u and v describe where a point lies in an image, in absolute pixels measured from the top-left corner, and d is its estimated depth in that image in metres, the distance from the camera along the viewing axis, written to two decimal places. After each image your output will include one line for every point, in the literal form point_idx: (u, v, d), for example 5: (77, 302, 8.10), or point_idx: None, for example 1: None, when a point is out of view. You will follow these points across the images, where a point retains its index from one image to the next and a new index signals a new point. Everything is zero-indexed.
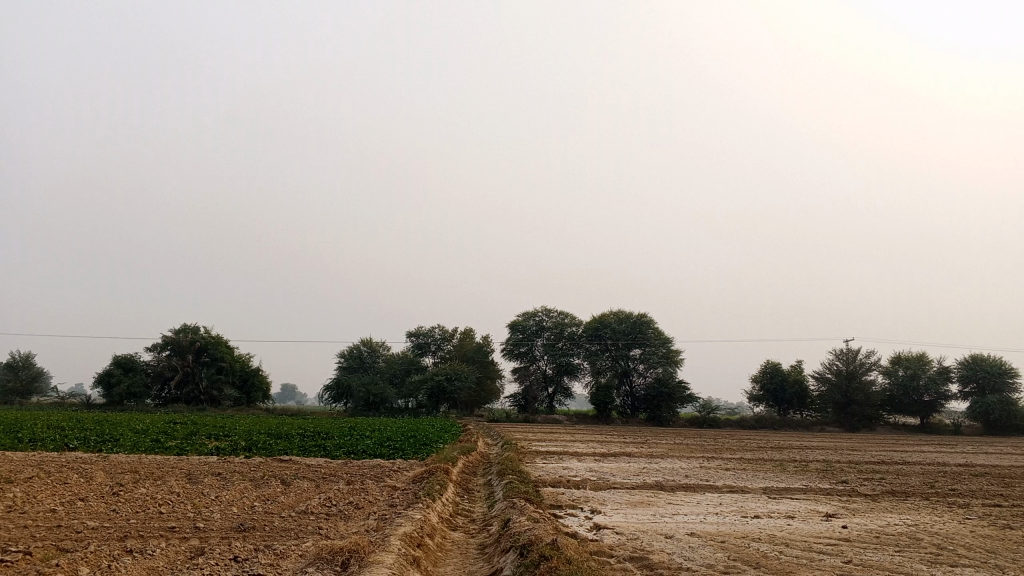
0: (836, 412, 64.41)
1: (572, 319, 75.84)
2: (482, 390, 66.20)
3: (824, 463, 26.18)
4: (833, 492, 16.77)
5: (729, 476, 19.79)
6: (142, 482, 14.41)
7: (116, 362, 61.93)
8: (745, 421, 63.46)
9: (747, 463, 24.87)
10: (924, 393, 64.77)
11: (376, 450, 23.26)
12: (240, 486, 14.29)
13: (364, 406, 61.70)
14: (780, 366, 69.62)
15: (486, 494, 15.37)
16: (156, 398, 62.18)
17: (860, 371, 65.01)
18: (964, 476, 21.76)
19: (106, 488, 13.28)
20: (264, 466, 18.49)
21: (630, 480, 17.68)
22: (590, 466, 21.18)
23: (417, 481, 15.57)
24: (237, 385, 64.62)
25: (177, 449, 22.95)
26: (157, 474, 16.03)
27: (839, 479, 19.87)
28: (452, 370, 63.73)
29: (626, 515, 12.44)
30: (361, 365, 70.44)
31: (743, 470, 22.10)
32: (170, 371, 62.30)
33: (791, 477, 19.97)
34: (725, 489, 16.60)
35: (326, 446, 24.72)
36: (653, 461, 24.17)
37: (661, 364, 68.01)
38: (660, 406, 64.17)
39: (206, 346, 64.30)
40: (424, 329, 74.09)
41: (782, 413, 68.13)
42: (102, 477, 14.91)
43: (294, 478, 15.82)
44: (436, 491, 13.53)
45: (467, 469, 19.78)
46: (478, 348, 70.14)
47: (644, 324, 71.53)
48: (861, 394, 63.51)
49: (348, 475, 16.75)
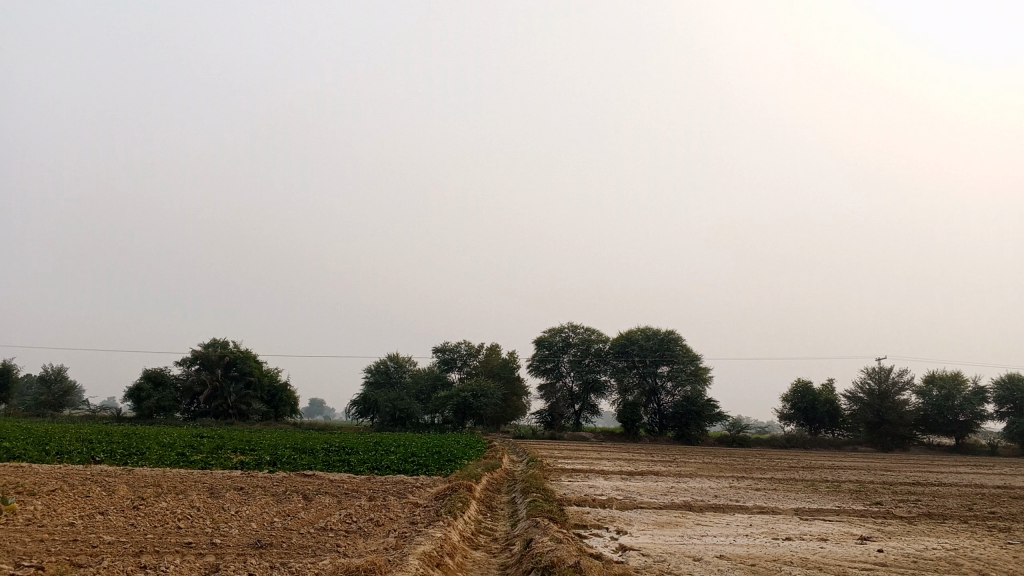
0: (868, 432, 63.20)
1: (599, 336, 75.35)
2: (508, 406, 65.89)
3: (856, 484, 25.57)
4: (868, 514, 16.29)
5: (759, 496, 19.34)
6: (163, 496, 14.34)
7: (146, 376, 62.46)
8: (775, 440, 62.49)
9: (778, 483, 24.35)
10: (959, 413, 63.35)
11: (400, 465, 23.10)
12: (260, 502, 14.16)
13: (390, 421, 61.63)
14: (811, 384, 68.53)
15: (510, 512, 15.10)
16: (185, 412, 62.55)
17: (893, 390, 63.78)
18: (1004, 499, 21.10)
19: (127, 502, 13.22)
20: (286, 481, 18.39)
21: (657, 500, 17.35)
22: (616, 485, 20.82)
23: (439, 498, 15.35)
24: (264, 400, 64.88)
25: (202, 462, 22.97)
26: (180, 488, 15.97)
27: (873, 500, 19.33)
28: (479, 386, 63.51)
29: (652, 536, 12.13)
30: (387, 381, 70.46)
31: (774, 490, 21.62)
32: (200, 386, 62.66)
33: (823, 499, 19.46)
34: (755, 510, 16.20)
35: (350, 462, 24.61)
36: (681, 480, 23.74)
37: (690, 382, 67.25)
38: (689, 424, 63.43)
39: (235, 360, 64.66)
40: (451, 345, 74.04)
41: (813, 432, 67.02)
42: (124, 491, 14.86)
43: (315, 494, 15.67)
44: (458, 509, 13.30)
45: (491, 486, 19.53)
46: (504, 364, 69.86)
47: (672, 341, 70.87)
48: (894, 414, 62.27)
49: (371, 491, 16.57)
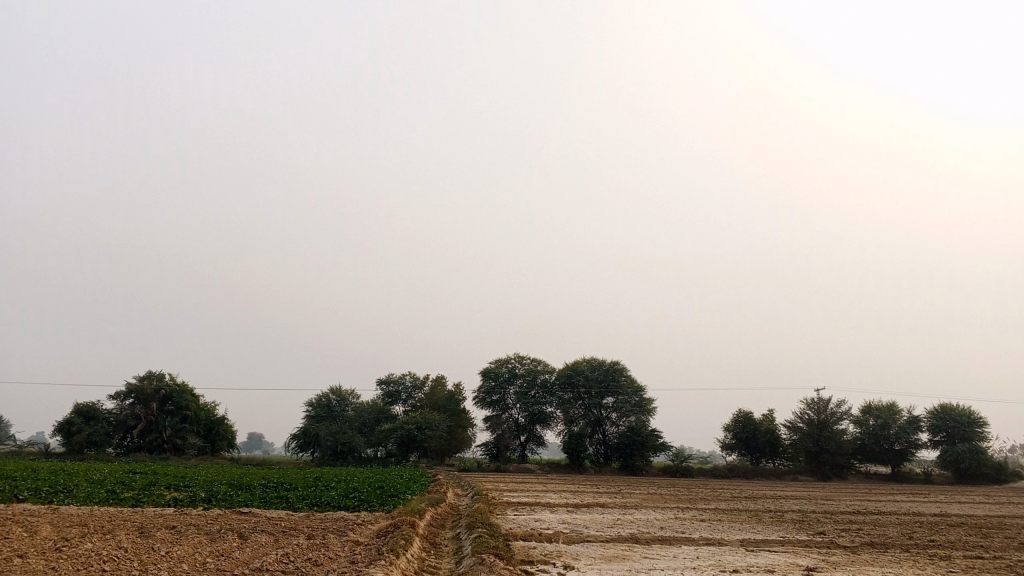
0: (808, 461, 64.14)
1: (545, 367, 75.22)
2: (453, 439, 65.19)
3: (799, 513, 25.76)
4: (811, 545, 16.35)
5: (705, 528, 19.29)
6: (89, 537, 13.65)
7: (77, 410, 60.21)
8: (718, 470, 62.97)
9: (723, 513, 24.38)
10: (895, 441, 64.74)
11: (341, 501, 22.51)
12: (193, 541, 13.57)
13: (332, 455, 60.39)
14: (752, 414, 69.39)
15: (455, 549, 14.75)
16: (117, 447, 60.34)
17: (831, 420, 64.94)
18: (942, 527, 21.43)
19: (50, 543, 12.53)
20: (222, 519, 17.71)
21: (603, 533, 17.18)
22: (563, 517, 20.59)
23: (381, 535, 14.92)
24: (201, 434, 63.05)
25: (133, 500, 22.06)
26: (109, 527, 15.24)
27: (816, 530, 19.43)
28: (423, 419, 62.76)
29: (600, 571, 11.94)
30: (330, 414, 69.18)
31: (719, 521, 21.63)
32: (134, 420, 60.65)
33: (768, 529, 19.49)
34: (701, 542, 16.14)
35: (289, 498, 23.88)
36: (627, 511, 23.62)
37: (634, 413, 67.51)
38: (633, 454, 63.56)
39: (171, 393, 62.79)
40: (395, 377, 73.13)
41: (755, 462, 67.76)
42: (47, 532, 14.10)
43: (252, 533, 15.11)
44: (401, 546, 12.93)
45: (435, 521, 19.14)
46: (449, 396, 69.18)
47: (617, 372, 71.11)
48: (833, 443, 63.36)
49: (310, 528, 16.06)
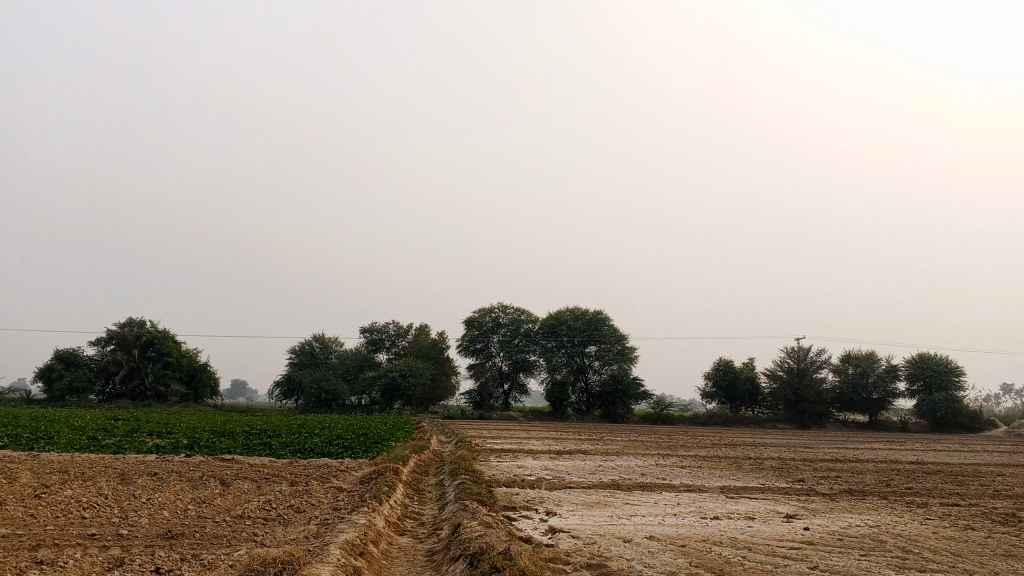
0: (787, 409, 65.05)
1: (528, 316, 75.39)
2: (437, 386, 65.49)
3: (778, 461, 26.10)
4: (791, 491, 16.52)
5: (686, 475, 19.47)
6: (69, 483, 13.52)
7: (58, 356, 59.86)
8: (699, 418, 63.77)
9: (703, 460, 24.65)
10: (872, 390, 65.68)
11: (324, 448, 22.53)
12: (174, 488, 13.48)
13: (316, 403, 60.53)
14: (733, 363, 70.08)
15: (438, 496, 14.76)
16: (100, 393, 60.18)
17: (811, 369, 65.71)
18: (919, 474, 21.77)
19: (29, 490, 12.40)
20: (204, 465, 17.64)
21: (585, 479, 17.26)
22: (545, 464, 20.71)
23: (364, 482, 14.89)
24: (184, 381, 62.99)
25: (115, 446, 21.97)
26: (89, 474, 15.11)
27: (796, 477, 19.70)
28: (406, 366, 62.93)
29: (582, 517, 11.97)
30: (313, 361, 69.22)
31: (699, 467, 21.84)
32: (115, 366, 60.41)
33: (748, 476, 19.71)
34: (682, 489, 16.26)
35: (272, 445, 23.88)
36: (609, 458, 23.82)
37: (617, 361, 67.99)
38: (615, 402, 64.18)
39: (153, 340, 62.46)
40: (379, 325, 73.11)
41: (735, 410, 68.63)
42: (26, 478, 13.95)
43: (233, 479, 15.06)
44: (384, 493, 12.90)
45: (419, 468, 19.21)
46: (433, 344, 69.30)
47: (600, 321, 71.40)
48: (812, 392, 64.20)
49: (293, 475, 16.03)
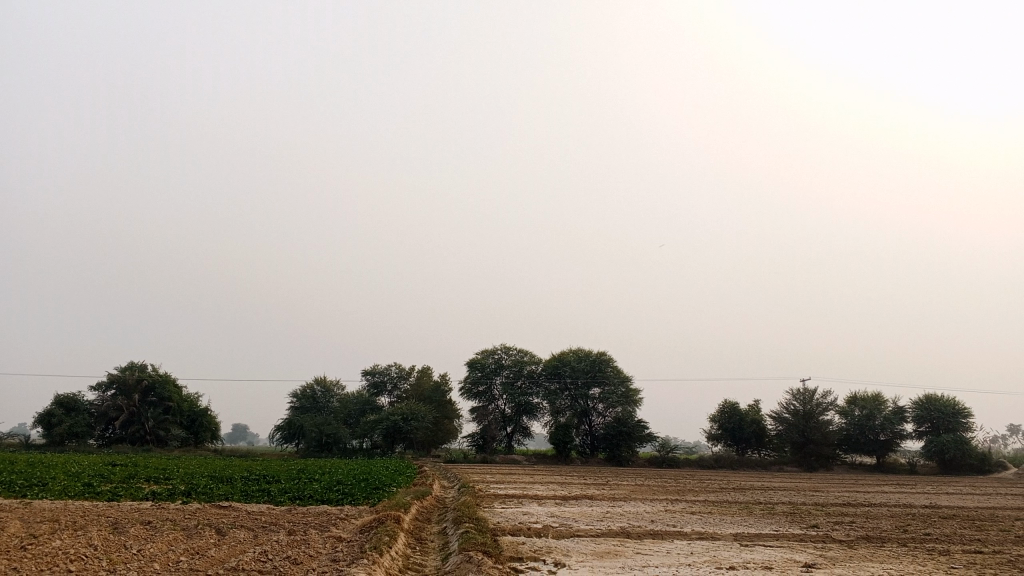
0: (794, 452, 64.18)
1: (531, 358, 74.79)
2: (439, 430, 64.69)
3: (789, 505, 25.45)
4: (806, 538, 16.00)
5: (697, 521, 18.88)
6: (58, 533, 13.05)
7: (57, 402, 59.26)
8: (705, 461, 62.86)
9: (714, 505, 23.99)
10: (880, 432, 64.80)
11: (324, 494, 21.98)
12: (168, 538, 13.02)
13: (317, 447, 59.71)
14: (738, 405, 69.26)
15: (441, 545, 14.26)
16: (99, 438, 59.42)
17: (817, 411, 64.93)
18: (936, 519, 21.11)
19: (16, 541, 11.90)
20: (200, 514, 17.10)
21: (593, 527, 16.70)
22: (551, 511, 20.10)
23: (364, 531, 14.39)
24: (184, 426, 62.28)
25: (110, 494, 21.39)
26: (81, 523, 14.60)
27: (810, 523, 19.10)
28: (408, 410, 62.25)
29: (593, 568, 11.48)
30: (314, 405, 68.50)
31: (710, 513, 21.24)
32: (116, 411, 59.79)
33: (760, 522, 19.11)
34: (694, 536, 15.73)
35: (270, 491, 23.29)
36: (616, 504, 23.20)
37: (621, 404, 67.23)
38: (620, 445, 63.32)
39: (154, 385, 61.86)
40: (380, 368, 72.53)
41: (741, 452, 67.67)
42: (14, 528, 13.46)
43: (230, 528, 14.57)
44: (385, 543, 12.41)
45: (421, 515, 18.67)
46: (435, 387, 68.64)
47: (604, 363, 70.77)
48: (818, 433, 63.38)
49: (291, 524, 15.52)
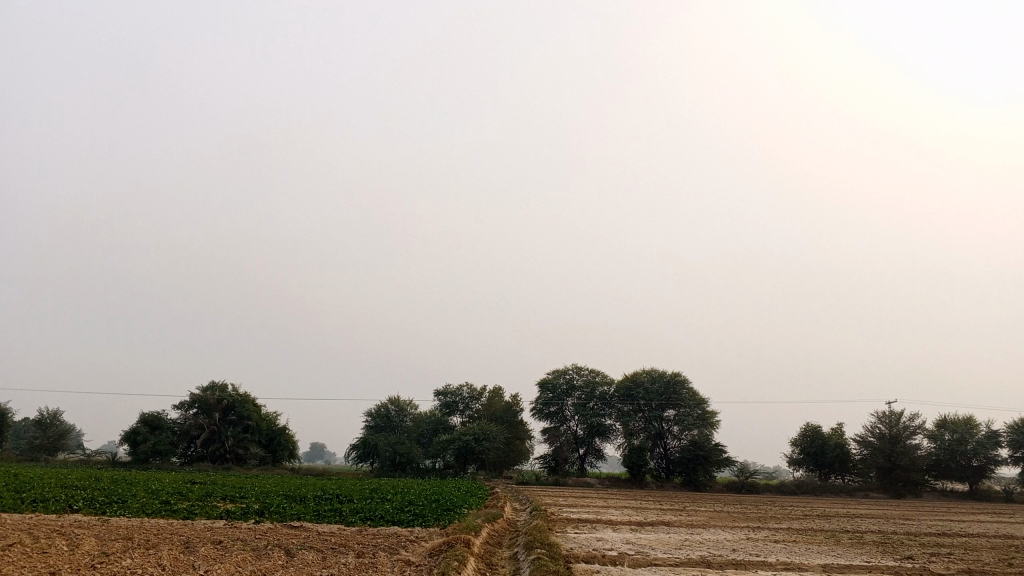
0: (880, 477, 61.49)
1: (603, 378, 73.80)
2: (511, 451, 64.19)
3: (879, 534, 24.09)
4: (901, 571, 14.94)
5: (781, 550, 17.97)
6: (130, 552, 13.04)
7: (143, 420, 61.02)
8: (785, 486, 60.73)
9: (799, 534, 22.87)
10: (972, 457, 61.59)
11: (395, 515, 21.75)
12: (236, 558, 12.89)
13: (390, 466, 59.97)
14: (820, 428, 66.87)
15: (512, 572, 13.76)
16: (182, 456, 60.89)
17: (904, 435, 62.21)
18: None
19: (88, 559, 11.88)
20: (271, 534, 17.03)
21: (671, 555, 15.98)
22: (625, 537, 19.41)
23: (434, 555, 14.02)
24: (262, 444, 63.40)
25: (187, 511, 21.61)
26: (154, 541, 14.65)
27: (904, 555, 17.94)
28: (480, 430, 62.02)
29: None
30: (388, 425, 68.96)
31: (794, 542, 20.24)
32: (197, 430, 61.26)
33: (849, 552, 18.07)
34: (780, 567, 14.85)
35: (342, 511, 23.19)
36: (695, 531, 22.31)
37: (697, 426, 65.51)
38: (696, 469, 61.72)
39: (233, 404, 63.23)
40: (452, 388, 72.69)
41: (824, 478, 65.16)
42: (88, 545, 13.53)
43: (299, 549, 14.39)
44: (453, 568, 11.98)
45: (492, 539, 18.24)
46: (507, 408, 68.27)
47: (678, 384, 69.29)
48: (906, 458, 60.59)
49: (360, 546, 15.28)
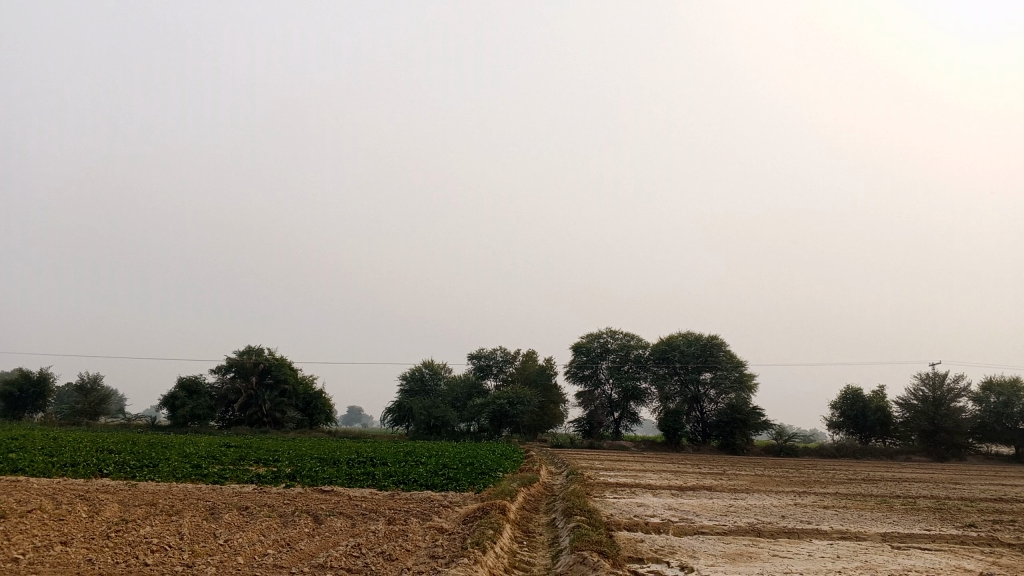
0: (922, 440, 59.92)
1: (638, 341, 72.83)
2: (546, 414, 63.70)
3: (931, 500, 23.03)
4: (969, 541, 13.88)
5: (834, 517, 17.03)
6: (150, 519, 12.42)
7: (181, 384, 61.36)
8: (826, 450, 59.54)
9: (848, 500, 21.87)
10: (1019, 420, 59.69)
11: (429, 479, 21.12)
12: (259, 526, 12.19)
13: (425, 429, 59.79)
14: (861, 391, 65.39)
15: (551, 541, 12.96)
16: (220, 420, 61.31)
17: (948, 397, 60.53)
18: None
19: (104, 527, 11.24)
20: (300, 499, 16.47)
21: (719, 523, 15.11)
22: (667, 503, 18.56)
23: (467, 522, 13.29)
24: (299, 407, 63.59)
25: (217, 476, 21.20)
26: (177, 507, 14.06)
27: (965, 523, 16.85)
28: (514, 394, 61.46)
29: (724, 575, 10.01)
30: (422, 388, 68.75)
31: (846, 508, 19.30)
32: (235, 394, 61.58)
33: (907, 519, 17.12)
34: (836, 537, 13.89)
35: (375, 475, 22.63)
36: (740, 496, 21.42)
37: (734, 389, 64.20)
38: (734, 432, 60.67)
39: (270, 368, 63.47)
40: (486, 351, 72.25)
41: (864, 441, 63.86)
42: (108, 512, 12.95)
43: (326, 516, 13.71)
44: (488, 538, 11.15)
45: (528, 504, 17.53)
46: (541, 370, 67.66)
47: (715, 347, 67.99)
48: (950, 421, 59.02)
49: (392, 512, 14.64)
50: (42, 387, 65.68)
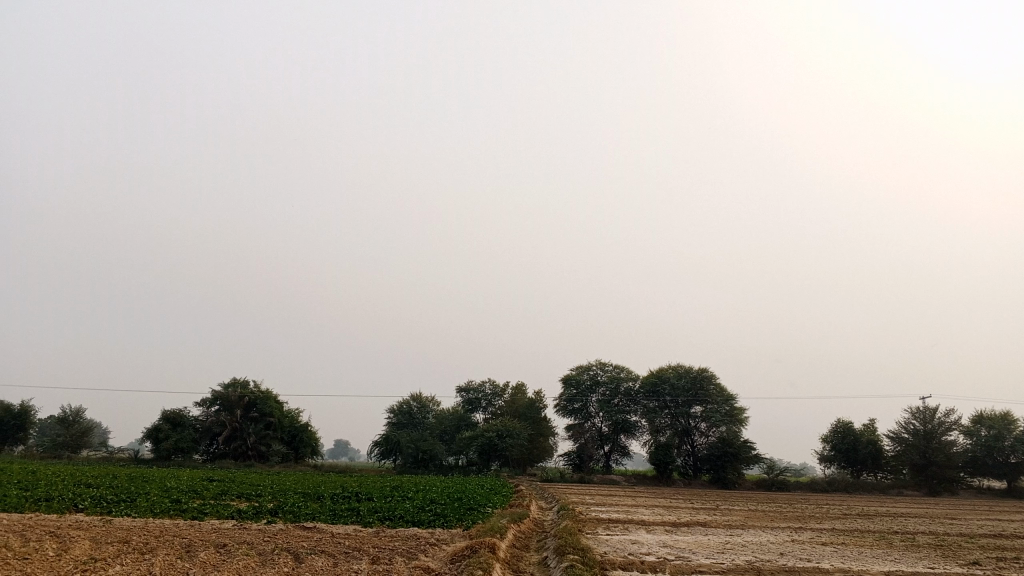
0: (914, 474, 59.39)
1: (628, 374, 72.30)
2: (535, 448, 62.87)
3: (930, 536, 22.51)
4: None
5: (834, 554, 16.53)
6: (122, 558, 11.79)
7: (165, 418, 60.33)
8: (818, 485, 58.89)
9: (847, 536, 21.34)
10: (1010, 454, 59.32)
11: (415, 515, 20.40)
12: (237, 565, 11.61)
13: (412, 463, 58.86)
14: (852, 425, 64.95)
15: None
16: (204, 453, 60.19)
17: (939, 431, 60.19)
18: None
19: (71, 567, 10.63)
20: (280, 536, 15.82)
21: (716, 561, 14.60)
22: (662, 540, 17.95)
23: (455, 562, 12.72)
24: (285, 441, 62.51)
25: (197, 511, 20.44)
26: (152, 545, 13.44)
27: (966, 560, 16.39)
28: (504, 427, 60.70)
29: None
30: (410, 421, 67.84)
31: (844, 544, 18.81)
32: (219, 427, 60.55)
33: (909, 557, 16.61)
34: None
35: (359, 510, 21.89)
36: (735, 533, 20.87)
37: (725, 423, 63.59)
38: (725, 466, 59.98)
39: (256, 401, 62.55)
40: (475, 384, 71.47)
41: (855, 475, 63.27)
42: (78, 550, 12.32)
43: (308, 555, 13.12)
44: None
45: (518, 542, 16.97)
46: (530, 404, 66.92)
47: (706, 380, 67.46)
48: (941, 455, 58.60)
49: (376, 550, 14.05)
50: (23, 419, 64.45)
